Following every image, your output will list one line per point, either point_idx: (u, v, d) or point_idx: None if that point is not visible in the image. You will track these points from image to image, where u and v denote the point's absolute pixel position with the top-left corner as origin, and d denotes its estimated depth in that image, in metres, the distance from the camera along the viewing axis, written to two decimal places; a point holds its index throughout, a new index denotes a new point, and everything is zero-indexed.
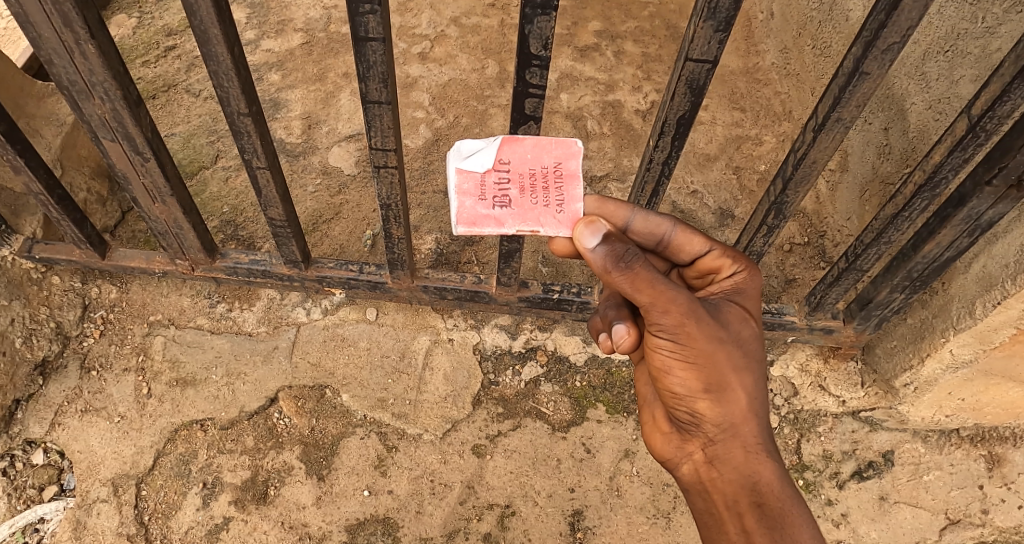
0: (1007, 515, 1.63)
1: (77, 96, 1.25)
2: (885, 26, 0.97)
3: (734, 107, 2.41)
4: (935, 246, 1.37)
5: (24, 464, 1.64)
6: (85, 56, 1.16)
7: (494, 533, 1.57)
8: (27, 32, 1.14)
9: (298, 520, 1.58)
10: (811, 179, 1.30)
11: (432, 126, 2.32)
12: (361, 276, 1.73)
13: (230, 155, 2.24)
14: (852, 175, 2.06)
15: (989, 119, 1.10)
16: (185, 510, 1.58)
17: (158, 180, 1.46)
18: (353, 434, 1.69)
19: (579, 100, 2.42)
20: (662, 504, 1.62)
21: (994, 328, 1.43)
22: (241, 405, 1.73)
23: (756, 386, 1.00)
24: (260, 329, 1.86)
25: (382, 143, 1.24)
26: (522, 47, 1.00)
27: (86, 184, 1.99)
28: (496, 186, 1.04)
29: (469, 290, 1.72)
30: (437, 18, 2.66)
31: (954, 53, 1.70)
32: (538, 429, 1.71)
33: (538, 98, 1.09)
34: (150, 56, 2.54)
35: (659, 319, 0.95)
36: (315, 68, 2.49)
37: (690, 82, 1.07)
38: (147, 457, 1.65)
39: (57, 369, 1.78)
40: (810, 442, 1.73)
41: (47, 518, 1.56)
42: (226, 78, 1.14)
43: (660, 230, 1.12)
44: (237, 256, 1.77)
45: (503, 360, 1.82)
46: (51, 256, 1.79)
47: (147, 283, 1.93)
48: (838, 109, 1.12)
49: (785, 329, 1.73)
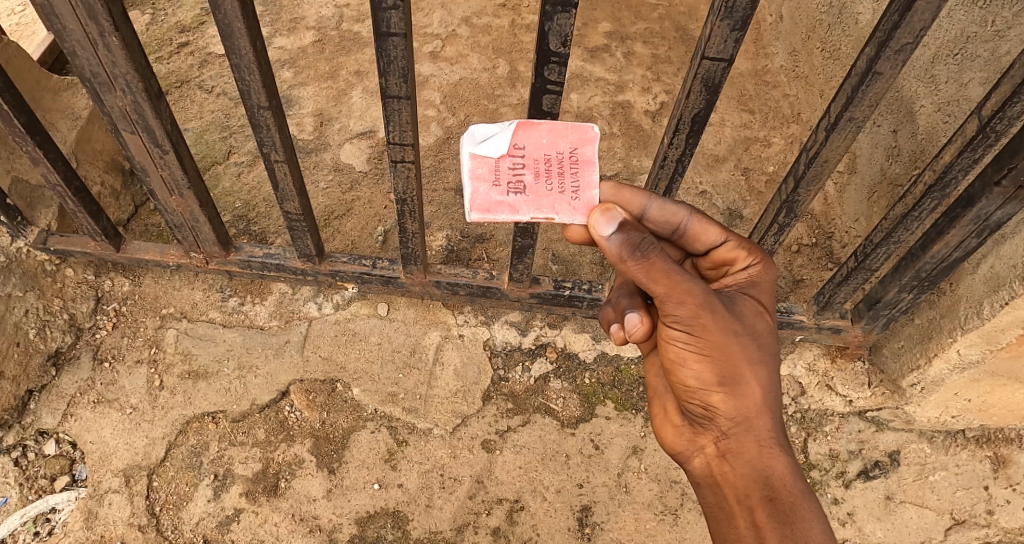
0: (1012, 516, 1.64)
1: (99, 88, 1.27)
2: (899, 27, 0.98)
3: (743, 109, 2.43)
4: (944, 246, 1.38)
5: (35, 454, 1.65)
6: (109, 48, 1.18)
7: (503, 527, 1.58)
8: (52, 24, 1.15)
9: (309, 512, 1.59)
10: (822, 178, 1.32)
11: (443, 124, 2.34)
12: (374, 271, 1.75)
13: (242, 151, 2.25)
14: (860, 177, 2.07)
15: (999, 120, 1.11)
16: (195, 502, 1.59)
17: (176, 173, 1.48)
18: (364, 428, 1.71)
19: (589, 100, 2.44)
20: (670, 501, 1.63)
21: (1000, 329, 1.44)
22: (253, 398, 1.74)
23: (770, 380, 1.01)
24: (273, 323, 1.87)
25: (400, 138, 1.25)
26: (541, 43, 1.02)
27: (100, 177, 2.01)
28: (510, 171, 1.04)
29: (481, 286, 1.73)
30: (448, 18, 2.68)
31: (963, 57, 1.71)
32: (547, 425, 1.73)
33: (555, 95, 1.11)
34: (164, 52, 2.56)
35: (674, 310, 0.97)
36: (327, 65, 2.51)
37: (706, 80, 1.09)
38: (159, 448, 1.66)
39: (69, 360, 1.80)
40: (816, 441, 1.75)
41: (58, 508, 1.57)
42: (247, 71, 1.15)
43: (676, 219, 1.13)
44: (251, 250, 1.78)
45: (512, 357, 1.83)
46: (65, 248, 1.81)
47: (160, 276, 1.95)
48: (851, 108, 1.14)
49: (793, 328, 1.74)
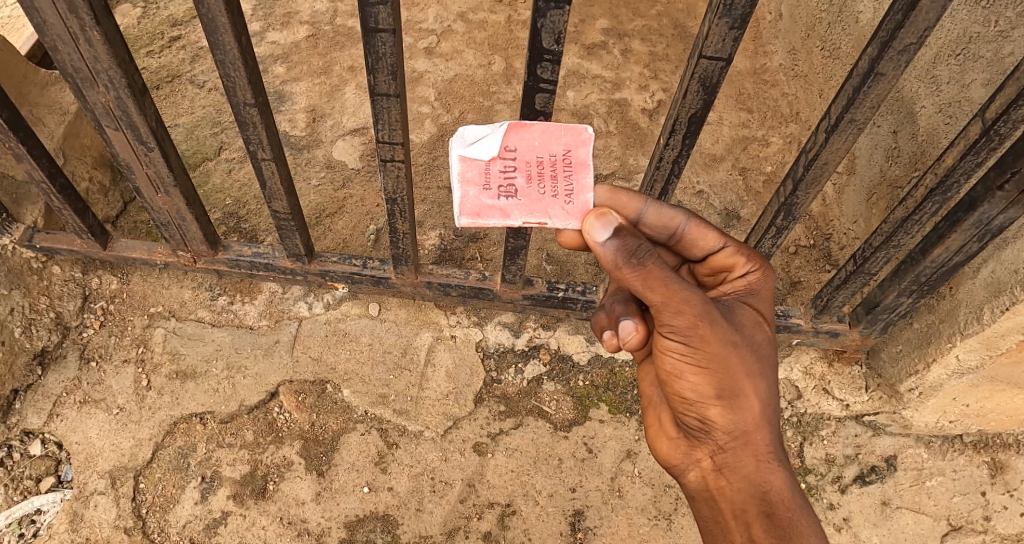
0: (1010, 522, 1.61)
1: (81, 84, 1.24)
2: (902, 27, 0.96)
3: (741, 108, 2.40)
4: (944, 251, 1.35)
5: (21, 455, 1.62)
6: (91, 43, 1.14)
7: (494, 532, 1.56)
8: (32, 18, 1.12)
9: (297, 516, 1.57)
10: (821, 181, 1.29)
11: (437, 121, 2.31)
12: (364, 271, 1.72)
13: (234, 147, 2.22)
14: (860, 178, 2.05)
15: (1003, 123, 1.08)
16: (183, 504, 1.56)
17: (162, 171, 1.45)
18: (354, 430, 1.68)
19: (585, 98, 2.41)
20: (664, 506, 1.61)
21: (1001, 335, 1.42)
22: (241, 399, 1.71)
23: (769, 392, 0.99)
24: (262, 323, 1.84)
25: (390, 136, 1.22)
26: (534, 40, 0.99)
27: (88, 173, 1.98)
28: (501, 174, 1.01)
29: (473, 287, 1.71)
30: (443, 13, 2.65)
31: (965, 57, 1.69)
32: (540, 428, 1.70)
33: (548, 94, 1.08)
34: (155, 46, 2.52)
35: (671, 320, 0.94)
36: (320, 61, 2.48)
37: (703, 80, 1.06)
38: (146, 450, 1.63)
39: (56, 359, 1.77)
40: (812, 446, 1.72)
41: (43, 510, 1.55)
42: (232, 68, 1.12)
43: (674, 224, 1.10)
44: (239, 249, 1.76)
45: (505, 358, 1.81)
46: (51, 245, 1.78)
47: (148, 274, 1.92)
48: (852, 110, 1.11)
49: (790, 331, 1.71)
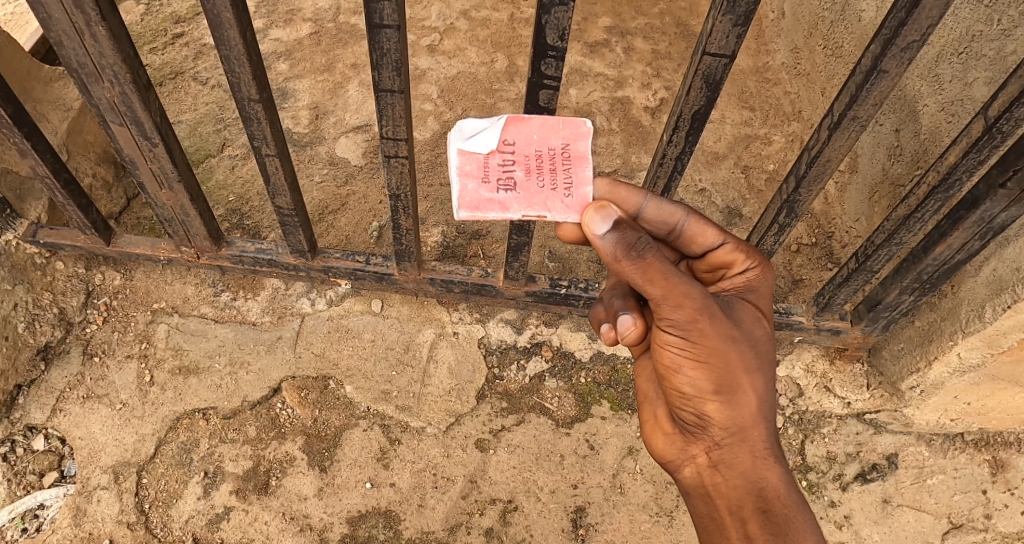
0: (1010, 520, 1.62)
1: (86, 79, 1.24)
2: (905, 24, 0.96)
3: (744, 106, 2.40)
4: (946, 249, 1.36)
5: (24, 450, 1.63)
6: (96, 38, 1.15)
7: (496, 528, 1.56)
8: (37, 13, 1.12)
9: (300, 511, 1.57)
10: (823, 179, 1.29)
11: (440, 118, 2.32)
12: (367, 268, 1.72)
13: (237, 144, 2.23)
14: (862, 176, 2.05)
15: (1005, 121, 1.08)
16: (185, 499, 1.57)
17: (166, 166, 1.45)
18: (356, 426, 1.69)
19: (588, 96, 2.41)
20: (665, 503, 1.61)
21: (1002, 333, 1.42)
22: (244, 395, 1.72)
23: (766, 389, 0.99)
24: (264, 319, 1.85)
25: (393, 133, 1.22)
26: (538, 37, 0.99)
27: (91, 169, 1.99)
28: (500, 167, 1.02)
29: (476, 283, 1.71)
30: (446, 10, 2.65)
31: (967, 55, 1.69)
32: (542, 425, 1.71)
33: (552, 90, 1.08)
34: (158, 43, 2.52)
35: (671, 314, 0.94)
36: (323, 58, 2.48)
37: (706, 77, 1.06)
38: (149, 445, 1.64)
39: (58, 355, 1.77)
40: (814, 444, 1.73)
41: (46, 504, 1.55)
42: (237, 63, 1.12)
43: (673, 219, 1.10)
44: (243, 245, 1.76)
45: (507, 355, 1.81)
46: (55, 241, 1.78)
47: (151, 270, 1.92)
48: (854, 107, 1.11)
49: (792, 329, 1.72)
